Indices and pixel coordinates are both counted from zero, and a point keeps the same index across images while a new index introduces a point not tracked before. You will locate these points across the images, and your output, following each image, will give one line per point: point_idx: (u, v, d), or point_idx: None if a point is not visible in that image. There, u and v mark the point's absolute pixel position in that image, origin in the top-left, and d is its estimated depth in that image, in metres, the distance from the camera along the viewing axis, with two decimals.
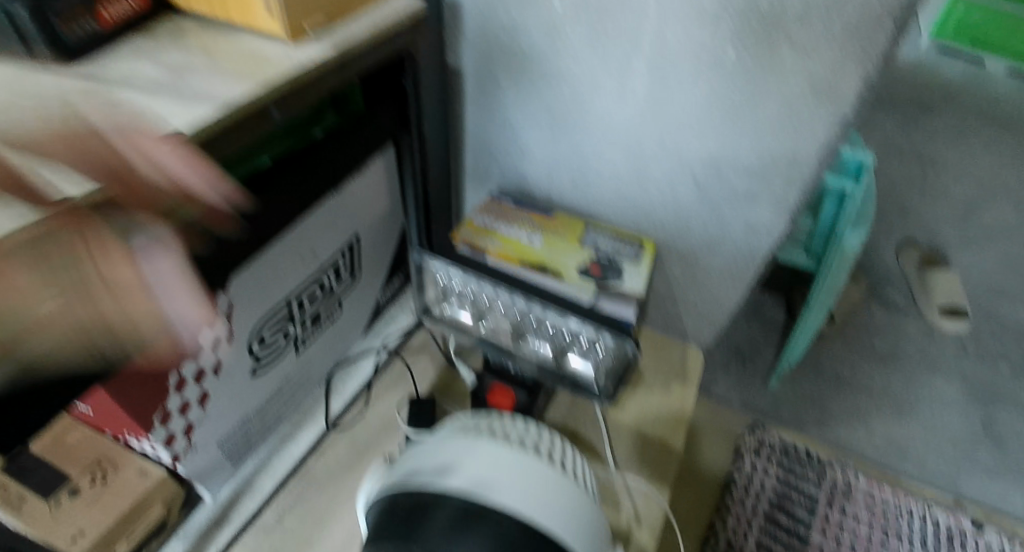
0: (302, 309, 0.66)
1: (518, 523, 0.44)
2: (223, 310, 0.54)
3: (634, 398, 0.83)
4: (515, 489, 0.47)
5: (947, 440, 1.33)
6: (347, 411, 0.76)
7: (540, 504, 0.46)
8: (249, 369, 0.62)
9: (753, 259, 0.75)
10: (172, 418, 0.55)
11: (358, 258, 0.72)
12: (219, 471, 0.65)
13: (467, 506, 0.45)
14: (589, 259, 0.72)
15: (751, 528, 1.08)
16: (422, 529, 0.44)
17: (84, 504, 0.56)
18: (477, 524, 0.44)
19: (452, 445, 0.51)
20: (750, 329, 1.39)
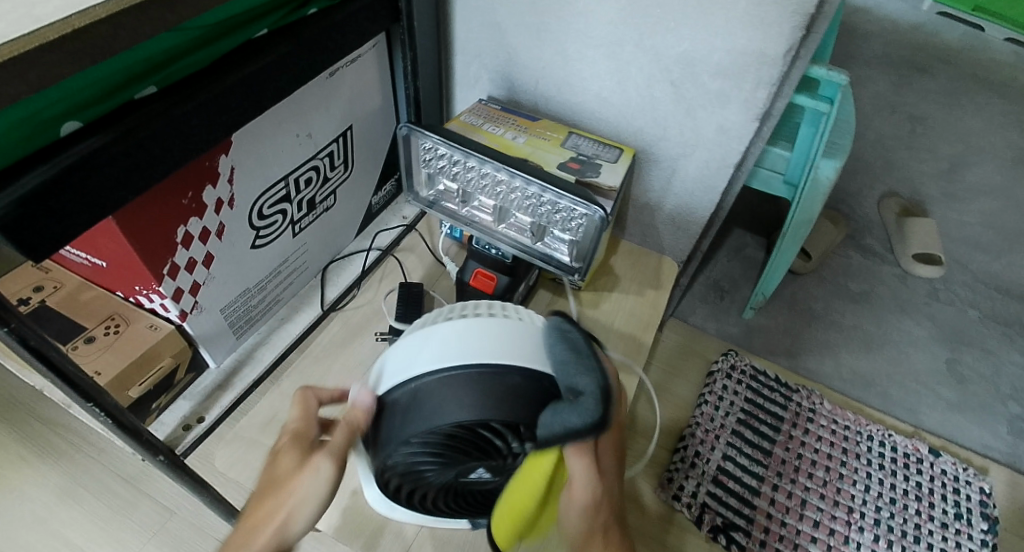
0: (298, 191, 0.70)
1: (518, 380, 0.48)
2: (224, 172, 0.59)
3: (610, 300, 0.88)
4: (502, 346, 0.50)
5: (913, 376, 1.38)
6: (342, 297, 0.81)
7: (530, 353, 0.50)
8: (250, 241, 0.67)
9: (724, 165, 0.79)
10: (180, 273, 0.61)
11: (351, 148, 0.76)
12: (222, 339, 0.72)
13: (464, 376, 0.48)
14: (569, 157, 0.77)
15: (718, 441, 1.15)
16: (425, 408, 0.48)
17: (259, 507, 0.47)
18: (478, 388, 0.47)
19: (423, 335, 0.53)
20: (730, 266, 1.46)
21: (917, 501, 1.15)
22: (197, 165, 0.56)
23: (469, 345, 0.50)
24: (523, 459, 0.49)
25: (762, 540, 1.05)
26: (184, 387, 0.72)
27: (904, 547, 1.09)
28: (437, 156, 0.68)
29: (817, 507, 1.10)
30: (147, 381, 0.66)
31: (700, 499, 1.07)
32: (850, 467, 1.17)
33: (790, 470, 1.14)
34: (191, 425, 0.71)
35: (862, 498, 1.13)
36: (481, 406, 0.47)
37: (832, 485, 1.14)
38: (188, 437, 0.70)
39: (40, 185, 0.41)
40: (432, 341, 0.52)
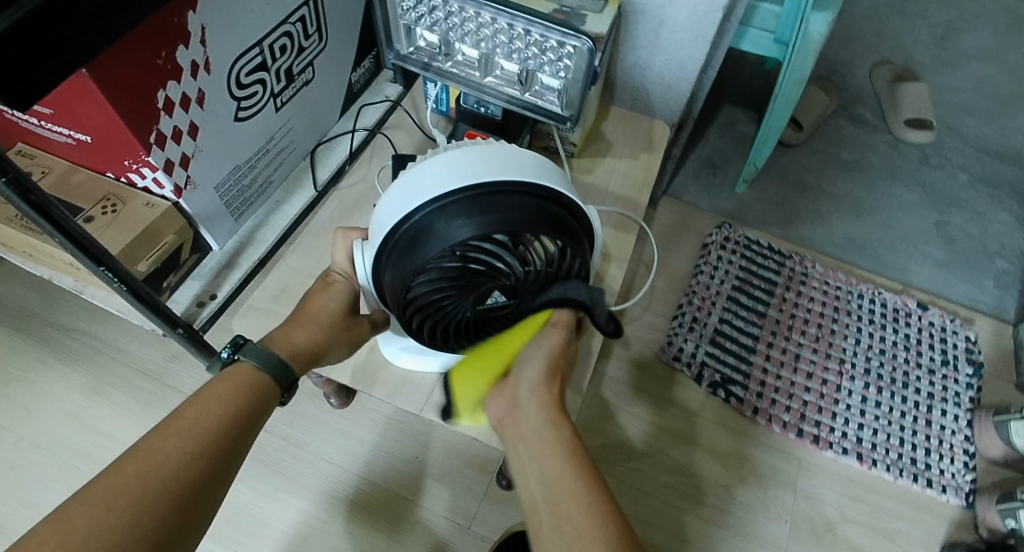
0: (274, 59, 0.68)
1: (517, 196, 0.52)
2: (195, 32, 0.57)
3: (604, 165, 0.87)
4: (504, 168, 0.53)
5: (903, 237, 1.40)
6: (333, 178, 0.82)
7: (531, 170, 0.54)
8: (233, 112, 0.66)
9: (712, 10, 0.76)
10: (167, 143, 0.60)
11: (323, 14, 0.73)
12: (220, 218, 0.72)
13: (467, 203, 0.51)
14: (553, 9, 0.71)
15: (714, 307, 1.20)
16: (442, 231, 0.51)
17: (303, 319, 0.60)
18: (479, 208, 0.51)
19: (414, 179, 0.55)
20: (721, 141, 1.44)
21: (906, 350, 1.20)
22: (162, 20, 0.53)
23: (469, 169, 0.53)
24: (540, 275, 0.53)
25: (758, 392, 1.12)
26: (191, 267, 0.73)
27: (893, 392, 1.15)
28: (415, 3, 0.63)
29: (810, 361, 1.16)
30: (156, 256, 0.66)
31: (699, 358, 1.14)
32: (842, 323, 1.22)
33: (784, 329, 1.20)
34: (205, 301, 0.72)
35: (854, 350, 1.19)
36: (482, 222, 0.50)
37: (824, 340, 1.19)
38: (203, 312, 0.72)
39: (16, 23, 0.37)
40: (434, 171, 0.54)
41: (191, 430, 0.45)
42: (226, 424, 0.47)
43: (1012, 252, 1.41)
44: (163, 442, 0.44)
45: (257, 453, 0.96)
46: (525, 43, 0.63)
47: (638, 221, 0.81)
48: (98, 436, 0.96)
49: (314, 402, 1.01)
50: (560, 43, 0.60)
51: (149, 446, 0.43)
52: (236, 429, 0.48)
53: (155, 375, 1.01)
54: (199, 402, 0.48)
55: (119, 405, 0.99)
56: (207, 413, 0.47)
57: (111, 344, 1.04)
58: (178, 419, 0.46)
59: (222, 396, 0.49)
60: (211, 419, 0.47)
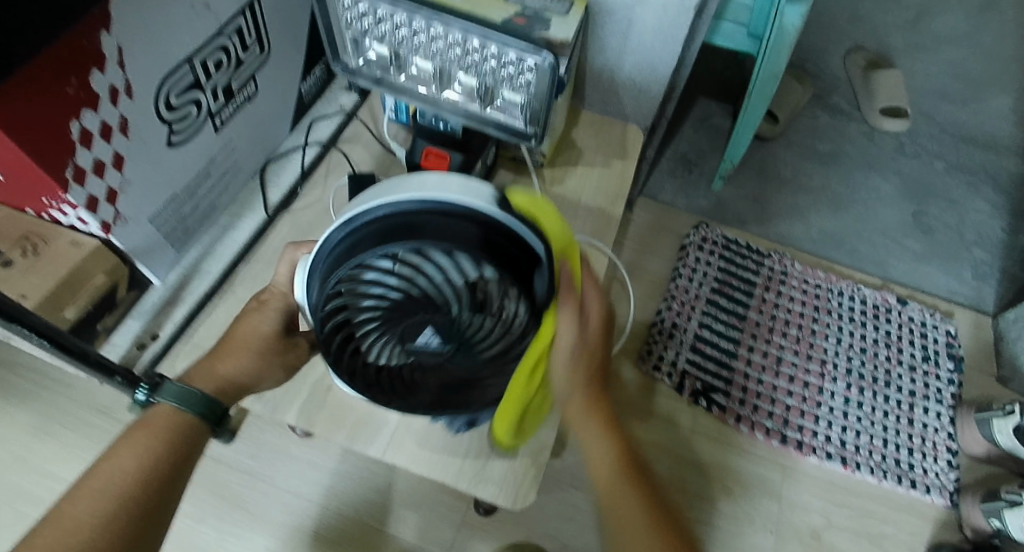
0: (208, 77, 0.62)
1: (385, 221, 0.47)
2: (113, 55, 0.51)
3: (574, 175, 0.83)
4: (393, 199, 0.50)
5: (881, 230, 1.38)
6: (285, 200, 0.75)
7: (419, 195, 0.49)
8: (165, 138, 0.60)
9: (683, 10, 0.72)
10: (87, 178, 0.54)
11: (263, 25, 0.67)
12: (159, 251, 0.66)
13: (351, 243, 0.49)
14: (514, 12, 0.65)
15: (694, 311, 1.17)
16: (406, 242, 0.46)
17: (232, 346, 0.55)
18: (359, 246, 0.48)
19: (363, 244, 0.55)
20: (697, 137, 1.41)
21: (887, 348, 1.19)
22: (70, 45, 0.47)
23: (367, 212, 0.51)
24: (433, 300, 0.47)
25: (741, 399, 1.10)
26: (130, 305, 0.69)
27: (875, 391, 1.14)
28: (360, 14, 0.58)
29: (792, 363, 1.14)
30: (82, 300, 0.62)
31: (679, 367, 1.11)
32: (822, 323, 1.20)
33: (764, 331, 1.17)
34: (145, 344, 0.68)
35: (835, 350, 1.17)
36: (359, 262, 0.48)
37: (806, 341, 1.17)
38: (145, 355, 0.68)
39: None
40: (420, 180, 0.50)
41: (102, 492, 0.42)
42: (144, 474, 0.44)
43: (989, 241, 1.40)
44: (73, 507, 0.40)
45: (219, 487, 0.92)
46: (481, 57, 0.58)
47: (606, 254, 0.76)
48: (46, 480, 0.91)
49: (279, 432, 0.96)
50: (518, 59, 0.56)
51: (61, 514, 0.40)
52: (155, 482, 0.44)
53: (106, 409, 0.96)
54: (114, 455, 0.44)
55: (69, 445, 0.93)
56: (121, 468, 0.43)
57: (58, 378, 0.98)
58: (89, 480, 0.42)
59: (140, 445, 0.45)
60: (125, 475, 0.43)
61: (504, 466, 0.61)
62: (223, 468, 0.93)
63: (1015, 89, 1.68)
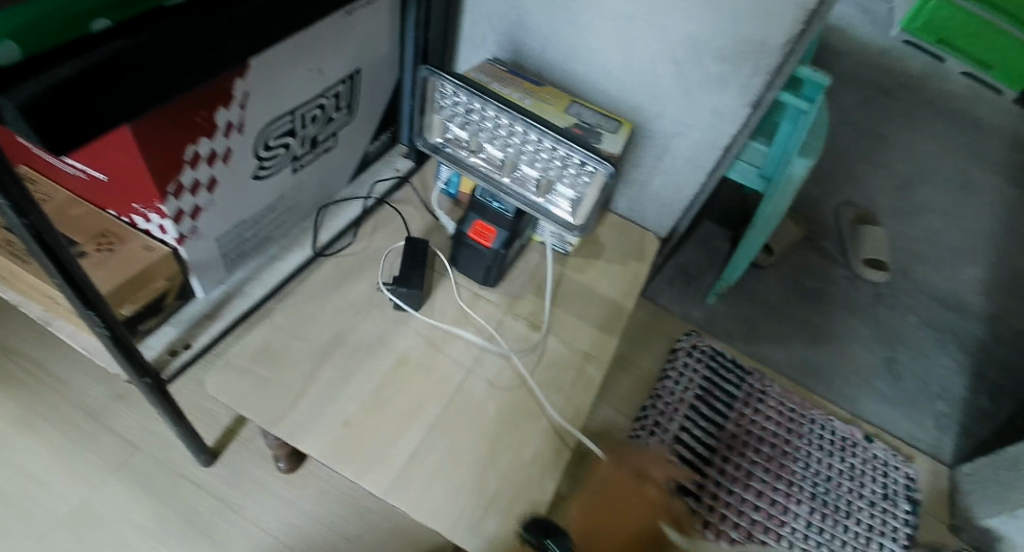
0: (303, 127, 0.71)
1: None
2: (239, 97, 0.59)
3: (595, 267, 0.91)
4: None
5: (855, 369, 1.48)
6: (334, 242, 0.81)
7: None
8: (253, 171, 0.67)
9: (713, 147, 0.84)
10: (184, 194, 0.60)
11: (356, 92, 0.77)
12: (212, 270, 0.72)
13: None
14: (572, 124, 0.78)
15: (677, 413, 1.23)
16: None
17: None
18: None
19: None
20: (697, 253, 1.53)
21: (851, 480, 1.24)
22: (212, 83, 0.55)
23: None
24: None
25: (710, 505, 1.14)
26: (172, 312, 0.72)
27: (836, 520, 1.18)
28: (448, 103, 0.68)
29: (762, 479, 1.19)
30: (141, 300, 0.66)
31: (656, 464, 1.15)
32: (794, 445, 1.26)
33: (739, 444, 1.23)
34: (178, 350, 0.70)
35: (803, 474, 1.22)
36: None
37: (776, 460, 1.23)
38: (175, 362, 0.69)
39: (70, 76, 0.41)
40: None
41: None
42: None
43: (951, 396, 1.50)
44: None
45: (189, 511, 0.90)
46: (546, 158, 0.67)
47: (614, 347, 0.82)
48: (18, 475, 0.89)
49: (261, 464, 0.96)
50: (579, 166, 0.65)
51: None
52: None
53: (96, 411, 0.96)
54: None
55: (49, 440, 0.93)
56: None
57: (54, 373, 0.99)
58: None
59: None
60: None
61: (498, 523, 0.64)
62: (197, 491, 0.92)
63: (983, 263, 1.87)
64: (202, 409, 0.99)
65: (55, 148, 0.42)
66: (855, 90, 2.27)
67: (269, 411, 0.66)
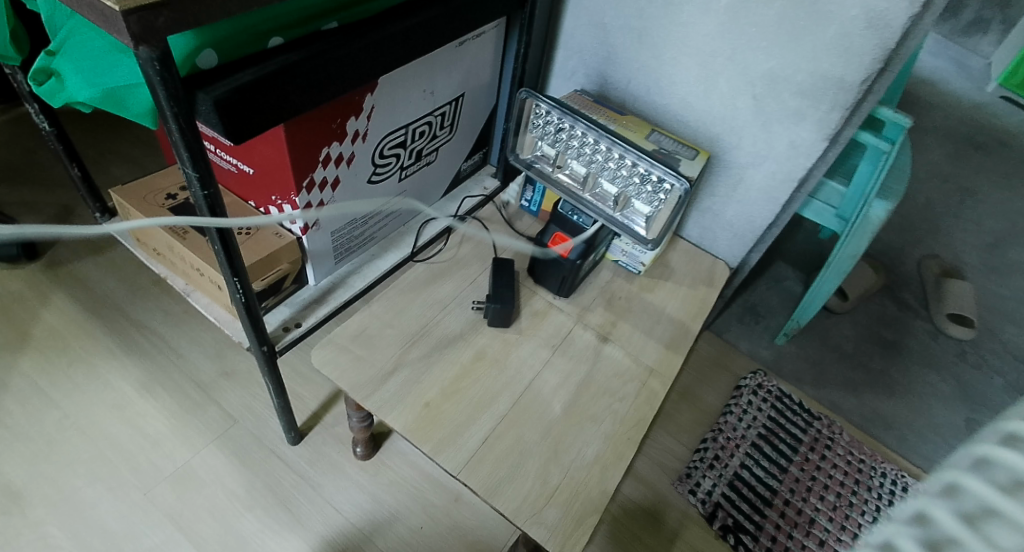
0: (412, 141, 0.81)
1: None
2: (366, 109, 0.69)
3: (665, 288, 0.95)
4: None
5: (935, 426, 1.41)
6: (427, 247, 0.90)
7: None
8: (368, 176, 0.77)
9: (788, 178, 0.87)
10: (313, 189, 0.70)
11: (458, 114, 0.86)
12: (325, 260, 0.81)
13: None
14: (651, 148, 0.84)
15: (738, 449, 1.22)
16: None
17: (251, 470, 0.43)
18: None
19: None
20: (768, 293, 1.53)
21: None
22: (349, 98, 0.66)
23: None
24: None
25: (769, 547, 1.11)
26: (288, 295, 0.81)
27: None
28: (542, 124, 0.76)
29: (826, 527, 1.15)
30: (269, 277, 0.74)
31: (714, 498, 1.15)
32: (862, 497, 1.21)
33: (803, 489, 1.20)
34: (290, 328, 0.78)
35: (871, 528, 1.17)
36: None
37: (842, 510, 1.18)
38: (287, 337, 0.77)
39: (250, 80, 0.52)
40: None
41: None
42: None
43: None
44: None
45: (274, 484, 0.99)
46: (626, 174, 0.73)
47: (679, 364, 0.85)
48: (137, 434, 1.01)
49: (340, 449, 1.04)
50: (657, 182, 0.70)
51: None
52: None
53: (204, 385, 1.08)
54: None
55: (164, 406, 1.05)
56: None
57: (173, 348, 1.12)
58: None
59: None
60: None
61: (559, 514, 0.68)
62: (282, 466, 1.01)
63: None
64: (293, 393, 1.08)
65: (232, 137, 0.53)
66: (945, 144, 2.20)
67: (361, 386, 0.73)
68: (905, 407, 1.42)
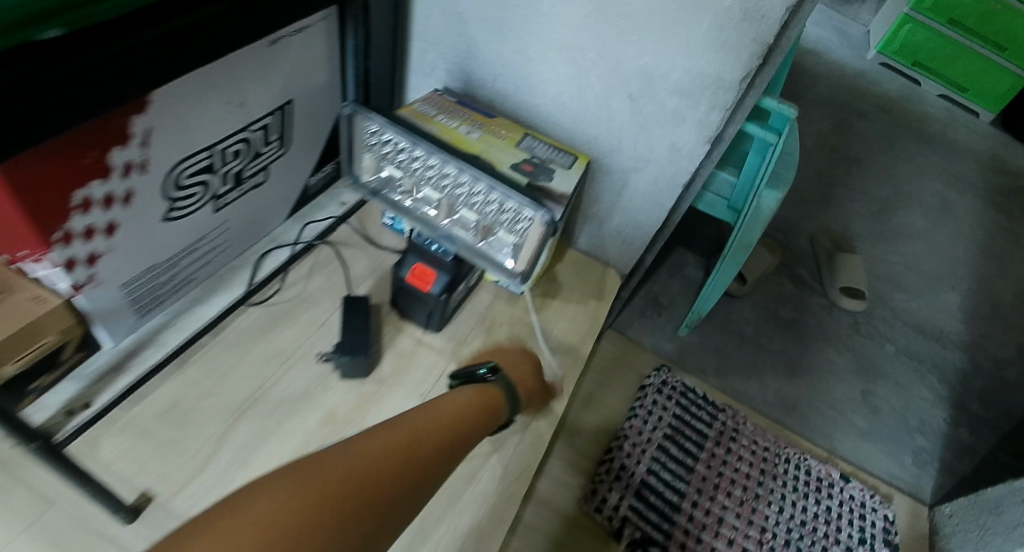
0: (224, 163, 0.65)
1: None
2: (139, 134, 0.53)
3: (550, 308, 0.86)
4: None
5: (830, 403, 1.43)
6: (267, 284, 0.75)
7: None
8: (163, 213, 0.61)
9: (673, 183, 0.79)
10: (75, 241, 0.54)
11: (288, 125, 0.71)
12: (122, 316, 0.65)
13: None
14: (523, 158, 0.73)
15: (645, 455, 1.17)
16: None
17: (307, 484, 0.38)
18: None
19: None
20: (670, 283, 1.49)
21: (827, 524, 1.19)
22: (104, 122, 0.50)
23: None
24: None
25: None
26: (73, 366, 0.63)
27: None
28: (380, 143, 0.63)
29: (733, 525, 1.13)
30: (27, 357, 0.56)
31: (621, 512, 1.09)
32: (767, 488, 1.20)
33: (709, 487, 1.17)
34: (76, 410, 0.62)
35: (776, 519, 1.17)
36: None
37: (749, 504, 1.17)
38: (72, 423, 0.61)
39: None
40: None
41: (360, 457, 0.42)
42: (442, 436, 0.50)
43: (930, 430, 1.46)
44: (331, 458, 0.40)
45: None
46: (484, 201, 0.62)
47: (566, 397, 0.77)
48: None
49: None
50: (516, 211, 0.59)
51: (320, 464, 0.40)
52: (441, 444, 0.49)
53: None
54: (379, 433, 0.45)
55: None
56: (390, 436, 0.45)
57: None
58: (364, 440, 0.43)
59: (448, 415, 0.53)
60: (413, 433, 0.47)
61: None
62: None
63: (962, 289, 1.84)
64: None
65: None
66: (832, 114, 2.25)
67: (172, 480, 0.59)
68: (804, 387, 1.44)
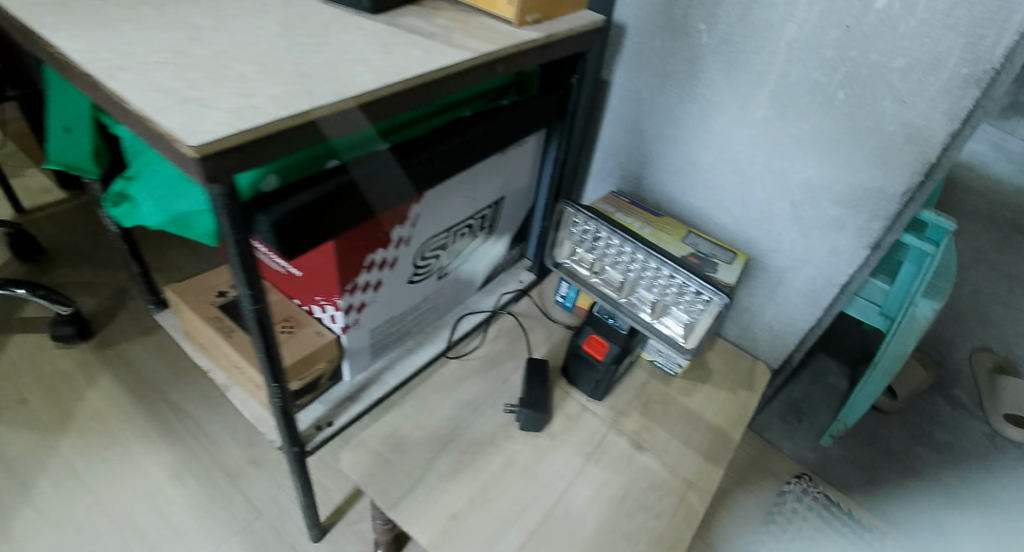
0: (453, 242, 0.83)
1: None
2: (412, 217, 0.71)
3: (702, 392, 0.92)
4: None
5: (997, 544, 1.29)
6: (463, 342, 0.90)
7: None
8: (409, 277, 0.79)
9: (831, 283, 0.85)
10: (356, 291, 0.72)
11: (497, 216, 0.89)
12: (361, 355, 0.83)
13: None
14: (688, 252, 0.84)
15: None
16: None
17: None
18: None
19: None
20: (811, 389, 1.47)
21: None
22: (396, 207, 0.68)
23: None
24: None
25: None
26: (323, 391, 0.82)
27: None
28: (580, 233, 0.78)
29: None
30: (307, 377, 0.76)
31: None
32: None
33: None
34: (321, 426, 0.79)
35: None
36: None
37: None
38: (318, 436, 0.78)
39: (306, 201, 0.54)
40: None
41: None
42: None
43: None
44: None
45: None
46: (664, 284, 0.73)
47: (719, 477, 0.81)
48: (161, 523, 0.98)
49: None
50: (693, 292, 0.70)
51: None
52: None
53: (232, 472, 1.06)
54: None
55: (192, 496, 1.02)
56: None
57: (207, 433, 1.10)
58: None
59: None
60: None
61: None
62: None
63: None
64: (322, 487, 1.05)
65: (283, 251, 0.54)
66: None
67: (387, 494, 0.72)
68: (965, 518, 1.32)
